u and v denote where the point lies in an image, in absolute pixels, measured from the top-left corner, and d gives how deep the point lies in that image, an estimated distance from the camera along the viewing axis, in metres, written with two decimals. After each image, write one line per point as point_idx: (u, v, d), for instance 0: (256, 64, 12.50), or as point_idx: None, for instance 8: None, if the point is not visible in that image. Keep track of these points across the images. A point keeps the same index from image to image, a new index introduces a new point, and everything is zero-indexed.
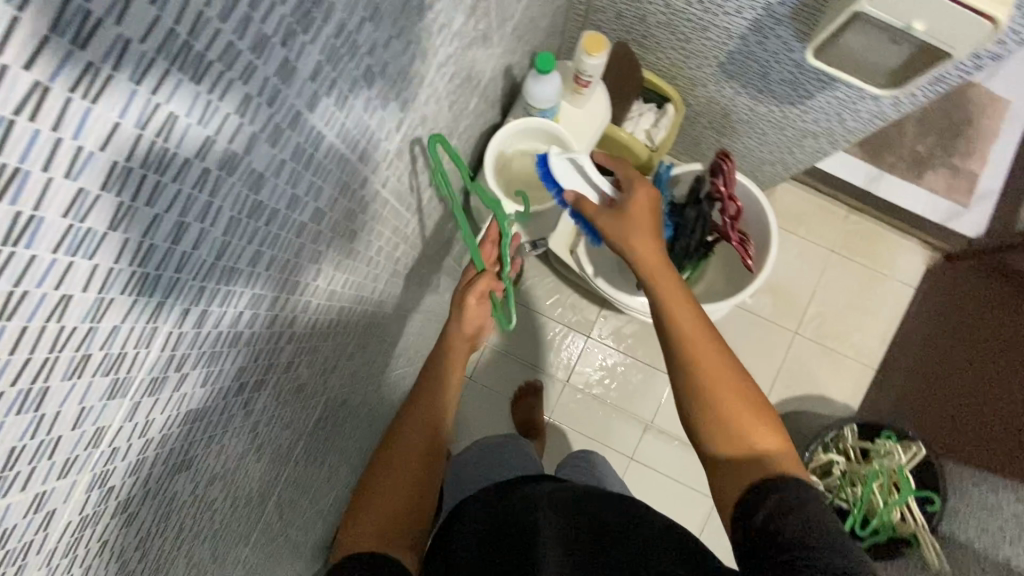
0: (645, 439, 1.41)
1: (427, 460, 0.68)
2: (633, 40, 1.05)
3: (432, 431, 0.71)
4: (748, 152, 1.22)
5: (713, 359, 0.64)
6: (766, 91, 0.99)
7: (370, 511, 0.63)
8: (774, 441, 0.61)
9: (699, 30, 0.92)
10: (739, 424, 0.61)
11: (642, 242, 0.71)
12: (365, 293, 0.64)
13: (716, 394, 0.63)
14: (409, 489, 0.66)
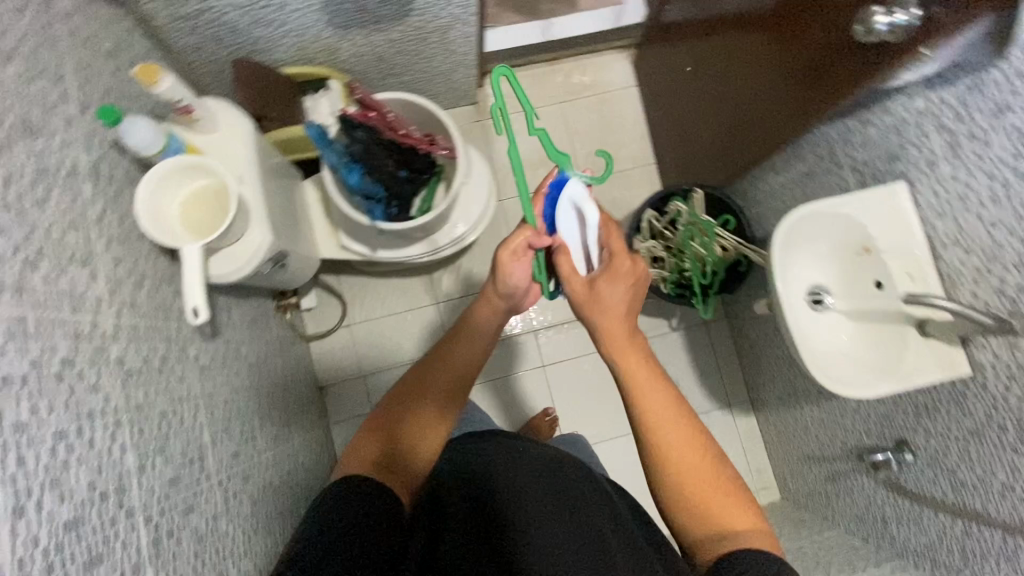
0: (540, 343, 1.49)
1: (436, 427, 0.84)
2: (247, 53, 1.07)
3: (447, 404, 0.86)
4: (429, 71, 1.31)
5: (689, 455, 0.75)
6: (381, 16, 1.07)
7: (380, 452, 0.78)
8: (743, 522, 0.72)
9: (282, 6, 0.97)
10: (716, 517, 0.72)
11: (608, 296, 0.79)
12: (110, 407, 0.63)
13: (695, 494, 0.74)
14: (418, 442, 0.82)
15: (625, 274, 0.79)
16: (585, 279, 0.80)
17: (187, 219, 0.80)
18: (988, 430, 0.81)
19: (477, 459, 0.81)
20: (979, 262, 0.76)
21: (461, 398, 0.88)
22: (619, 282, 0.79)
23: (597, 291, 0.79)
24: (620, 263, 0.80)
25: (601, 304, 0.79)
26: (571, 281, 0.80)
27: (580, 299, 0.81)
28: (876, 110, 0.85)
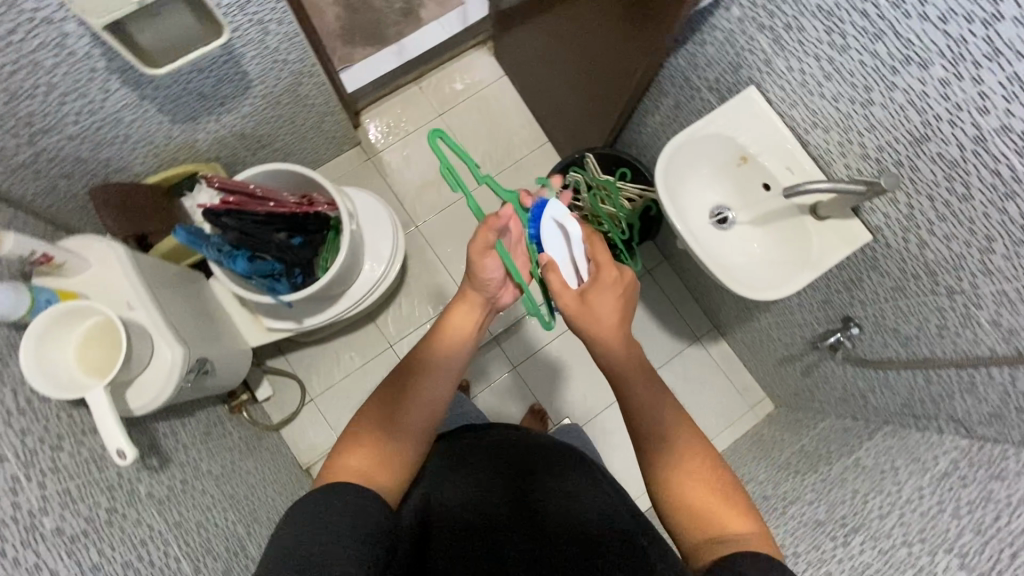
0: (502, 348, 1.46)
1: (426, 418, 0.71)
2: (105, 176, 1.04)
3: (437, 386, 0.73)
4: (299, 130, 1.30)
5: (680, 450, 0.66)
6: (225, 96, 1.05)
7: (360, 452, 0.64)
8: (743, 524, 0.60)
9: (117, 119, 0.94)
10: (708, 512, 0.62)
11: (596, 304, 0.71)
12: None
13: (689, 490, 0.63)
14: (408, 436, 0.68)
15: (611, 285, 0.72)
16: (576, 291, 0.72)
17: (84, 360, 0.77)
18: (908, 282, 0.84)
19: (468, 483, 0.72)
20: (839, 136, 0.79)
21: (449, 377, 0.75)
22: (607, 286, 0.72)
23: (585, 302, 0.71)
24: (607, 275, 0.72)
25: (591, 313, 0.71)
26: (561, 297, 0.71)
27: (571, 311, 0.72)
28: (705, 27, 0.89)
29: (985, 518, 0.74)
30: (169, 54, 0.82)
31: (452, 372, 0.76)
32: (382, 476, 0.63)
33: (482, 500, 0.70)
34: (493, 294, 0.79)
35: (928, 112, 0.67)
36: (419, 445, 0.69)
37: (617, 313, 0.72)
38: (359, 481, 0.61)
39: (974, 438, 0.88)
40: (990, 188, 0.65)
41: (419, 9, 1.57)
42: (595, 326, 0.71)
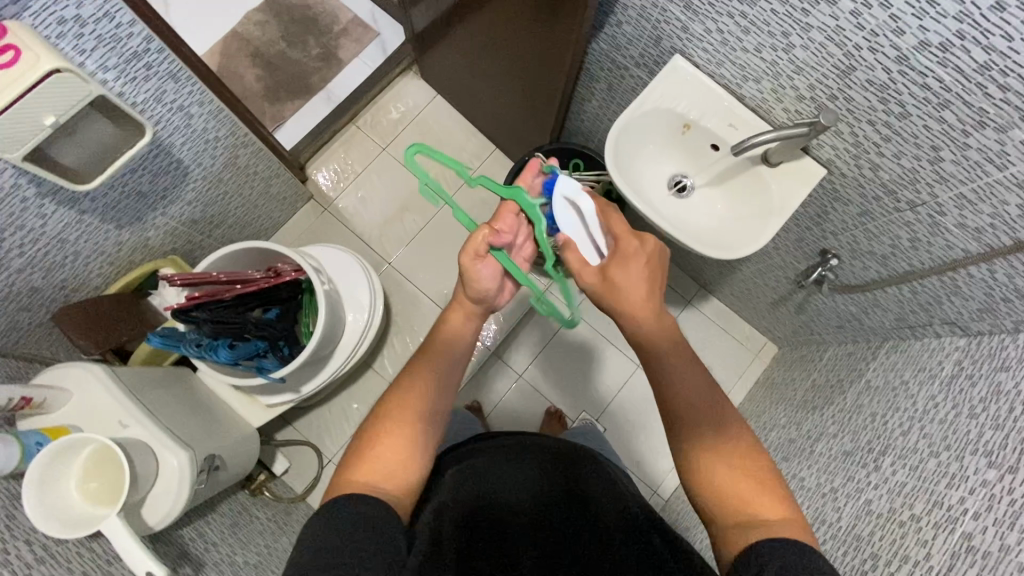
0: (503, 360, 1.45)
1: (430, 424, 0.66)
2: (64, 297, 1.01)
3: (441, 391, 0.69)
4: (248, 200, 1.28)
5: (717, 428, 0.65)
6: (165, 188, 1.03)
7: (372, 460, 0.62)
8: (777, 510, 0.59)
9: (61, 240, 0.92)
10: (744, 494, 0.61)
11: (620, 277, 0.67)
12: None
13: (723, 468, 0.63)
14: (413, 442, 0.64)
15: (636, 254, 0.67)
16: (598, 268, 0.68)
17: (93, 489, 0.75)
18: (872, 205, 0.86)
19: (497, 488, 0.72)
20: (771, 84, 0.80)
21: (453, 381, 0.71)
22: (630, 260, 0.67)
23: (608, 274, 0.67)
24: (628, 245, 0.68)
25: (616, 287, 0.67)
26: (582, 275, 0.69)
27: (594, 288, 0.68)
28: (617, 8, 0.89)
29: (1001, 412, 0.75)
30: (97, 166, 0.80)
31: (455, 368, 0.72)
32: (387, 484, 0.61)
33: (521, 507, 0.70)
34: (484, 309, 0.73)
35: (848, 44, 0.68)
36: (424, 454, 0.65)
37: (648, 282, 0.67)
38: (366, 490, 0.59)
39: (971, 335, 0.90)
40: (924, 102, 0.67)
41: (337, 50, 1.56)
42: (627, 295, 0.66)
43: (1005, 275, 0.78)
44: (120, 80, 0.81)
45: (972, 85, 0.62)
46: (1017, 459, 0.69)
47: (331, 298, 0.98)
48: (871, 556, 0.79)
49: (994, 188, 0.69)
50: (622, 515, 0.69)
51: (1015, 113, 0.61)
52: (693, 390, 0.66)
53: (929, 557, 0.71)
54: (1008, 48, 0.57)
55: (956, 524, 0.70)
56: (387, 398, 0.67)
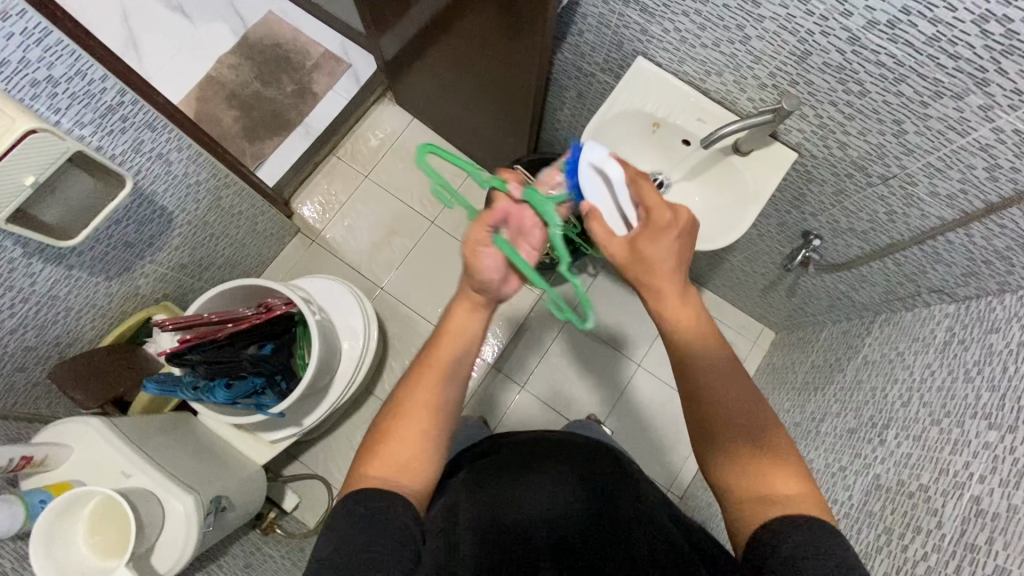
0: (505, 374, 1.44)
1: (442, 420, 0.66)
2: (59, 354, 1.01)
3: (448, 388, 0.67)
4: (236, 239, 1.29)
5: (734, 399, 0.63)
6: (152, 236, 1.04)
7: (384, 453, 0.63)
8: (795, 488, 0.59)
9: (52, 297, 0.92)
10: (767, 474, 0.60)
11: (651, 255, 0.62)
12: None
13: (744, 445, 0.62)
14: (424, 437, 0.64)
15: (666, 229, 0.62)
16: (625, 238, 0.63)
17: (100, 542, 0.75)
18: (845, 182, 0.87)
19: (512, 483, 0.71)
20: (733, 75, 0.82)
21: (456, 381, 0.68)
22: (659, 235, 0.62)
23: (640, 252, 0.62)
24: (658, 218, 0.62)
25: (646, 266, 0.63)
26: (609, 246, 0.63)
27: (625, 264, 0.64)
28: (577, 18, 0.91)
29: (995, 373, 0.76)
30: (82, 221, 0.81)
31: (465, 360, 0.68)
32: (403, 479, 0.62)
33: (539, 498, 0.69)
34: (492, 294, 0.67)
35: (801, 30, 0.69)
36: (436, 450, 0.65)
37: (681, 258, 0.64)
38: (382, 486, 0.60)
39: (958, 300, 0.92)
40: (881, 78, 0.69)
41: (311, 84, 1.59)
42: (661, 273, 0.63)
43: (982, 239, 0.79)
44: (97, 133, 0.82)
45: (924, 58, 0.63)
46: (1016, 419, 0.69)
47: (323, 329, 0.98)
48: (885, 531, 0.79)
49: (960, 154, 0.71)
50: (634, 516, 0.66)
51: (969, 80, 0.62)
52: (711, 364, 0.64)
53: (941, 526, 0.71)
54: (953, 18, 0.58)
55: (963, 490, 0.70)
56: (399, 393, 0.67)
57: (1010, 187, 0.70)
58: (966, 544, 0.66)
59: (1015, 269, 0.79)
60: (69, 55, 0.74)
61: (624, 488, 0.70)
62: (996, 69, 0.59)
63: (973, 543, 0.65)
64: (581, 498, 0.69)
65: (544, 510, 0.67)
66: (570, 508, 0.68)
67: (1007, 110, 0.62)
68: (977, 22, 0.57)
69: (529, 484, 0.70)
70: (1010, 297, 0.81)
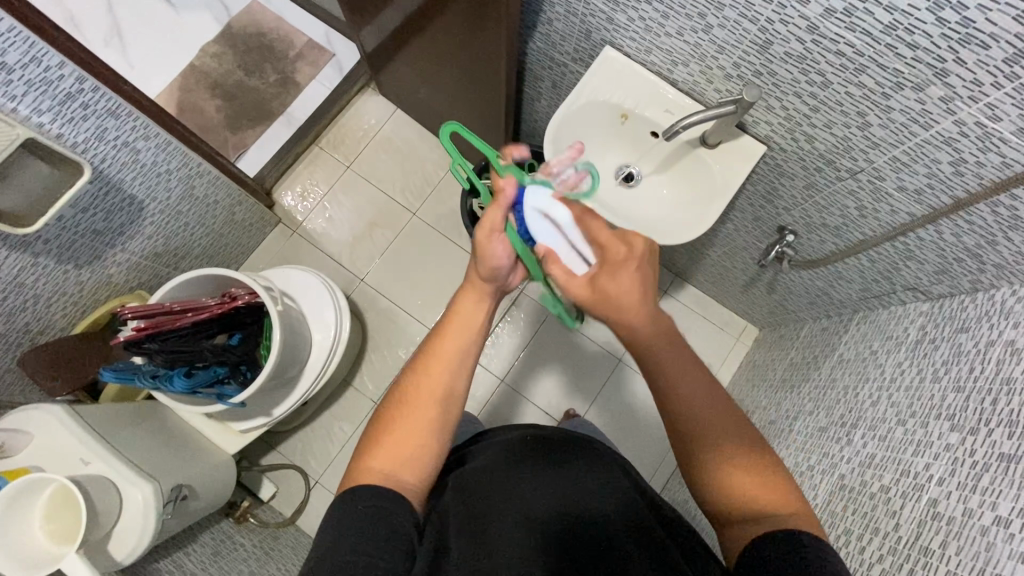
0: (484, 368, 1.42)
1: (451, 409, 0.63)
2: (31, 341, 1.01)
3: (459, 374, 0.64)
4: (212, 228, 1.28)
5: (721, 423, 0.61)
6: (121, 225, 1.04)
7: (387, 445, 0.60)
8: (786, 506, 0.57)
9: (19, 287, 0.93)
10: (755, 493, 0.58)
11: (614, 290, 0.60)
12: None
13: (732, 466, 0.59)
14: (430, 432, 0.61)
15: (625, 262, 0.61)
16: (585, 278, 0.61)
17: (61, 514, 0.75)
18: (815, 176, 0.85)
19: (515, 477, 0.66)
20: (699, 66, 0.81)
21: (467, 366, 0.65)
22: (619, 270, 0.61)
23: (601, 291, 0.60)
24: (613, 253, 0.62)
25: (608, 299, 0.60)
26: (570, 288, 0.61)
27: (585, 303, 0.61)
28: (545, 7, 0.90)
29: (962, 372, 0.73)
30: (40, 208, 0.82)
31: (470, 352, 0.65)
32: (406, 475, 0.58)
33: (543, 493, 0.64)
34: (502, 283, 0.68)
35: (761, 19, 0.68)
36: (442, 446, 0.62)
37: (645, 285, 0.61)
38: (382, 483, 0.57)
39: (933, 299, 0.88)
40: (842, 68, 0.67)
41: (294, 74, 1.58)
42: (631, 305, 0.60)
43: (953, 235, 0.76)
44: (56, 121, 0.82)
45: (883, 47, 0.62)
46: (978, 421, 0.65)
47: (286, 319, 0.99)
48: (844, 532, 0.76)
49: (925, 147, 0.69)
50: (634, 518, 0.63)
51: (928, 70, 0.61)
52: (696, 389, 0.61)
53: (897, 528, 0.68)
54: (908, 6, 0.57)
55: (922, 492, 0.67)
56: (405, 380, 0.64)
57: (976, 182, 0.68)
58: (920, 547, 0.63)
59: (986, 267, 0.76)
60: (23, 42, 0.74)
61: (601, 481, 0.66)
62: (954, 58, 0.58)
63: (926, 547, 0.62)
64: (560, 490, 0.64)
65: (523, 504, 0.63)
66: (550, 499, 0.63)
67: (968, 101, 0.61)
68: (932, 10, 0.56)
69: (534, 476, 0.66)
70: (982, 295, 0.78)
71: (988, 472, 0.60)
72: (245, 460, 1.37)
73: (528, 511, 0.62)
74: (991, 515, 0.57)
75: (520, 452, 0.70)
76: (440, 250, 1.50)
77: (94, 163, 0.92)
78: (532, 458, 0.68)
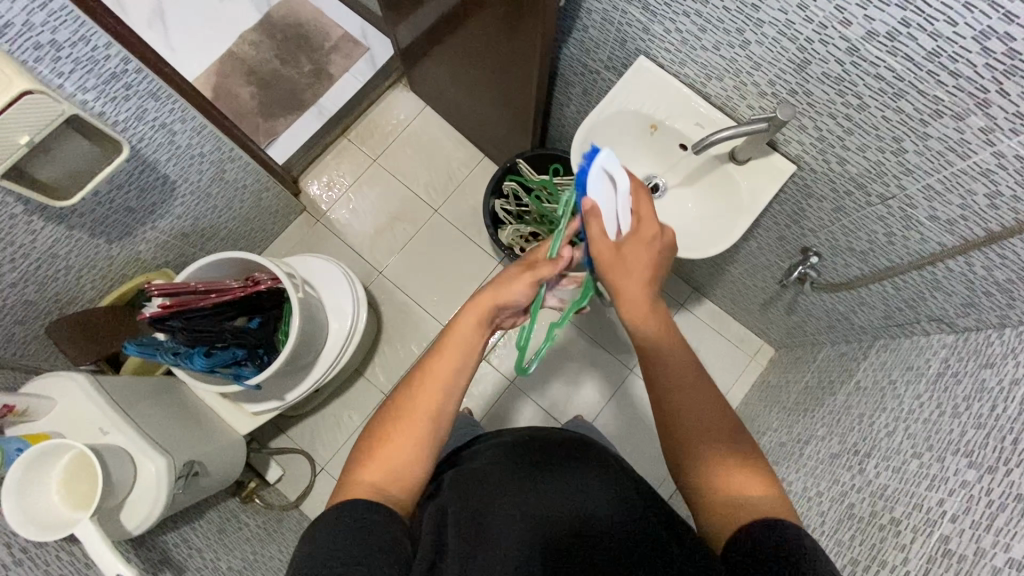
0: (494, 368, 1.43)
1: (442, 422, 0.64)
2: (60, 310, 1.04)
3: (452, 391, 0.64)
4: (239, 212, 1.31)
5: (700, 407, 0.63)
6: (153, 203, 1.07)
7: (379, 458, 0.61)
8: (761, 491, 0.58)
9: (52, 256, 0.95)
10: (732, 478, 0.59)
11: (632, 258, 0.63)
12: None
13: (710, 448, 0.61)
14: (421, 445, 0.62)
15: (650, 240, 0.63)
16: (614, 242, 0.62)
17: (77, 477, 0.77)
18: (844, 199, 0.84)
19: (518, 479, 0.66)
20: (733, 81, 0.80)
21: (459, 386, 0.65)
22: (645, 245, 0.63)
23: (621, 255, 0.62)
24: (646, 231, 0.63)
25: (623, 269, 0.63)
26: (595, 245, 0.61)
27: (605, 262, 0.62)
28: (581, 13, 0.90)
29: (983, 410, 0.70)
30: (77, 183, 0.85)
31: (460, 373, 0.65)
32: (400, 486, 0.60)
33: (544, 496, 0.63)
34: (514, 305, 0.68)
35: (800, 37, 0.68)
36: (433, 459, 0.63)
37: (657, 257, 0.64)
38: (373, 495, 0.58)
39: (958, 331, 0.86)
40: (880, 92, 0.67)
41: (328, 65, 1.60)
42: (632, 288, 0.63)
43: (983, 268, 0.75)
44: (99, 99, 0.85)
45: (924, 74, 0.61)
46: (996, 460, 0.64)
47: (305, 306, 1.01)
48: (850, 563, 0.75)
49: (960, 177, 0.68)
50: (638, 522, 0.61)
51: (970, 99, 0.60)
52: (681, 380, 0.64)
53: (906, 563, 0.66)
54: (953, 34, 0.56)
55: (934, 527, 0.66)
56: (399, 396, 0.64)
57: (1011, 216, 0.67)
58: None
59: (1015, 303, 0.74)
60: (73, 21, 0.77)
61: (601, 483, 0.65)
62: (998, 89, 0.57)
63: None
64: (564, 490, 0.64)
65: (523, 502, 0.63)
66: (551, 500, 0.63)
67: (1009, 133, 0.60)
68: (977, 39, 0.55)
69: (537, 478, 0.66)
70: (1010, 331, 0.76)
71: (1003, 513, 0.58)
72: (255, 441, 1.39)
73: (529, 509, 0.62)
74: (1004, 556, 0.56)
75: (523, 454, 0.70)
76: (459, 248, 1.51)
77: (132, 141, 0.95)
78: (534, 461, 0.69)
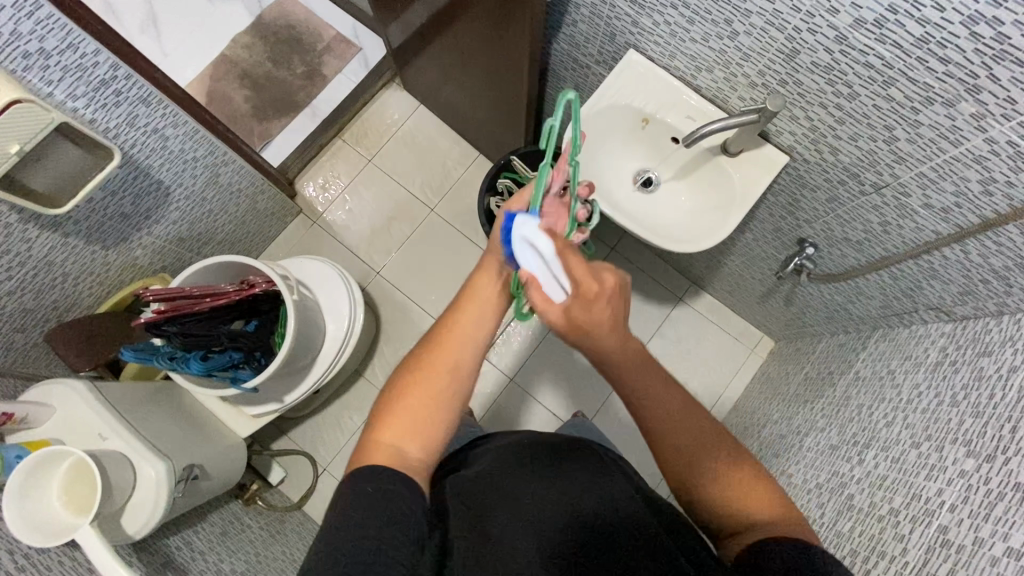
0: (494, 365, 1.43)
1: (462, 382, 0.62)
2: (59, 317, 1.04)
3: (473, 346, 0.63)
4: (235, 215, 1.31)
5: (689, 421, 0.62)
6: (148, 209, 1.07)
7: (399, 414, 0.59)
8: (763, 503, 0.59)
9: (50, 263, 0.95)
10: (736, 493, 0.59)
11: (590, 321, 0.57)
12: None
13: (709, 463, 0.61)
14: (438, 403, 0.60)
15: (599, 297, 0.56)
16: (562, 309, 0.56)
17: (77, 484, 0.78)
18: (838, 189, 0.84)
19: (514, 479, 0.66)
20: (723, 72, 0.80)
21: (479, 344, 0.63)
22: (593, 303, 0.56)
23: (587, 310, 0.56)
24: (591, 293, 0.56)
25: (584, 331, 0.57)
26: (547, 314, 0.56)
27: (562, 334, 0.58)
28: (570, 8, 0.90)
29: (981, 399, 0.70)
30: (69, 191, 0.85)
31: (482, 331, 0.63)
32: (415, 452, 0.58)
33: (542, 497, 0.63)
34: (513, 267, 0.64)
35: (788, 27, 0.67)
36: (452, 419, 0.61)
37: (617, 308, 0.58)
38: (389, 461, 0.57)
39: (956, 320, 0.85)
40: (870, 80, 0.66)
41: (321, 66, 1.60)
42: (597, 349, 0.59)
43: (979, 256, 0.74)
44: (90, 107, 0.85)
45: (913, 60, 0.61)
46: (995, 448, 0.63)
47: (300, 308, 1.01)
48: (849, 554, 0.74)
49: (953, 165, 0.67)
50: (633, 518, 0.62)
51: (960, 85, 0.59)
52: (666, 404, 0.62)
53: (905, 553, 0.66)
54: (942, 19, 0.56)
55: (932, 517, 0.65)
56: (421, 349, 0.63)
57: (1005, 203, 0.66)
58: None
59: (1013, 290, 0.73)
60: (60, 29, 0.77)
61: (607, 488, 0.65)
62: (988, 74, 0.57)
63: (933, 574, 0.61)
64: (571, 496, 0.64)
65: (527, 505, 0.62)
66: (551, 503, 0.62)
67: (1000, 119, 0.59)
68: (966, 24, 0.54)
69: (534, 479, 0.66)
70: (1008, 319, 0.75)
71: (1001, 502, 0.58)
72: (257, 444, 1.39)
73: (537, 513, 0.61)
74: (1002, 546, 0.55)
75: (520, 454, 0.70)
76: (456, 246, 1.51)
77: (124, 147, 0.95)
78: (532, 461, 0.69)
